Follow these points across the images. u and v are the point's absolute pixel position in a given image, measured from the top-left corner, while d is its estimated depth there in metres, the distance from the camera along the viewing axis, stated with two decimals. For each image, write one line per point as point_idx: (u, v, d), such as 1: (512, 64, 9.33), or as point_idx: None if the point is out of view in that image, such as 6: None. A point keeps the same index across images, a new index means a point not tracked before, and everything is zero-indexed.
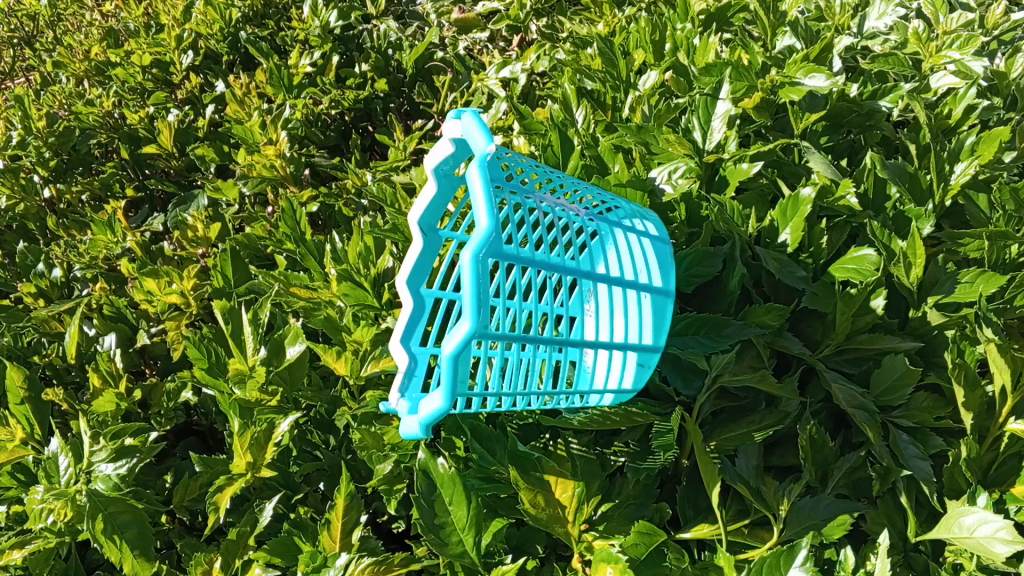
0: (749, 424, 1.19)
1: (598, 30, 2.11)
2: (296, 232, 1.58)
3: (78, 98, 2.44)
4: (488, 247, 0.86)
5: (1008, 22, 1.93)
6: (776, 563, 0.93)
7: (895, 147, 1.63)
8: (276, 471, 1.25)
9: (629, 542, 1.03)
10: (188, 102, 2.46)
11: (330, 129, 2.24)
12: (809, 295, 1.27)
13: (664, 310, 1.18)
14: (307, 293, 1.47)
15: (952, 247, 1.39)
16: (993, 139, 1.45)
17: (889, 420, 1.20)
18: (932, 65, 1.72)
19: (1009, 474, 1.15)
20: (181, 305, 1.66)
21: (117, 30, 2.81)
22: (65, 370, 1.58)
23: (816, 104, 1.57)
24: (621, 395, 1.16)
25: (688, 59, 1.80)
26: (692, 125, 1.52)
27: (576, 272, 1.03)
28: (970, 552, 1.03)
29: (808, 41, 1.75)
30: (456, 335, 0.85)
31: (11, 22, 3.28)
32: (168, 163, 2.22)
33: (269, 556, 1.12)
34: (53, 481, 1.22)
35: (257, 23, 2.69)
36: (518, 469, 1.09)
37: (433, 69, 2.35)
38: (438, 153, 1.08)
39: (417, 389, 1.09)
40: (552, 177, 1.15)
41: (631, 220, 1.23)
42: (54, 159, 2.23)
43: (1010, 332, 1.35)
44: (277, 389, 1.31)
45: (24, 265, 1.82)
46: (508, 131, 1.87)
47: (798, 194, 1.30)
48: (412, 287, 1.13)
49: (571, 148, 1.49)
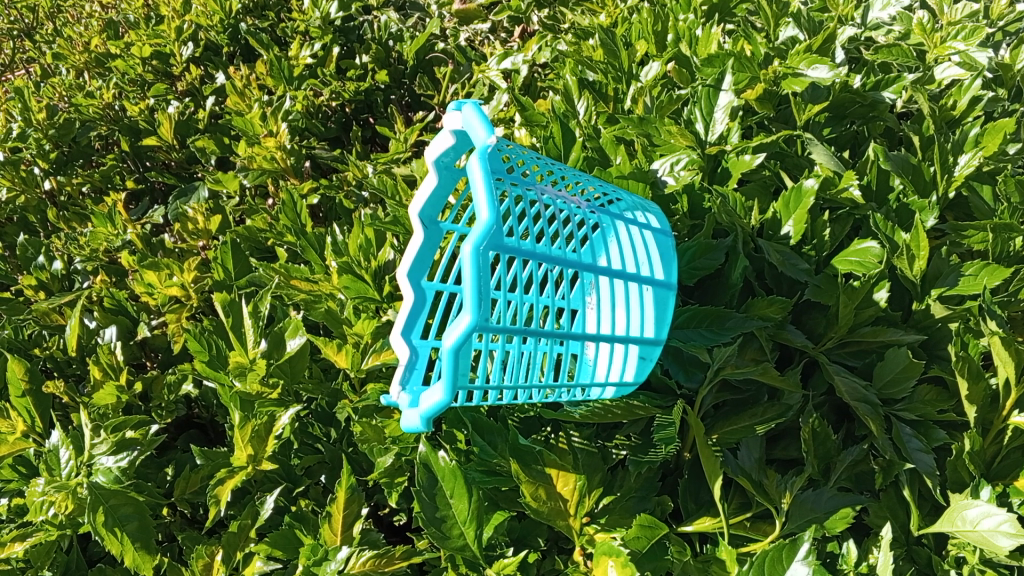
0: (752, 417, 1.18)
1: (600, 21, 2.10)
2: (296, 225, 1.57)
3: (78, 89, 2.43)
4: (489, 239, 0.85)
5: (1013, 12, 1.92)
6: (778, 556, 0.93)
7: (899, 138, 1.64)
8: (278, 464, 1.25)
9: (631, 535, 1.03)
10: (188, 94, 2.45)
11: (331, 121, 2.23)
12: (812, 288, 1.26)
13: (665, 303, 1.17)
14: (308, 286, 1.46)
15: (956, 238, 1.39)
16: (998, 130, 1.42)
17: (892, 413, 1.19)
18: (937, 56, 1.71)
19: (1012, 467, 1.14)
20: (182, 298, 1.66)
21: (117, 21, 2.80)
22: (66, 362, 1.57)
23: (819, 95, 1.54)
24: (623, 388, 1.15)
25: (690, 50, 1.78)
26: (694, 117, 1.49)
27: (578, 265, 1.02)
28: (973, 546, 1.03)
29: (812, 32, 1.73)
30: (456, 329, 0.85)
31: (11, 14, 3.27)
32: (169, 155, 2.21)
33: (270, 549, 1.13)
34: (54, 474, 1.22)
35: (257, 15, 2.67)
36: (519, 463, 1.06)
37: (434, 61, 2.33)
38: (439, 145, 1.07)
39: (418, 382, 1.09)
40: (553, 169, 1.15)
41: (632, 212, 1.22)
42: (55, 150, 2.23)
43: (1014, 325, 1.34)
44: (278, 381, 1.30)
45: (25, 258, 1.80)
46: (509, 123, 1.86)
47: (801, 185, 1.29)
48: (412, 280, 1.12)
49: (572, 140, 1.48)
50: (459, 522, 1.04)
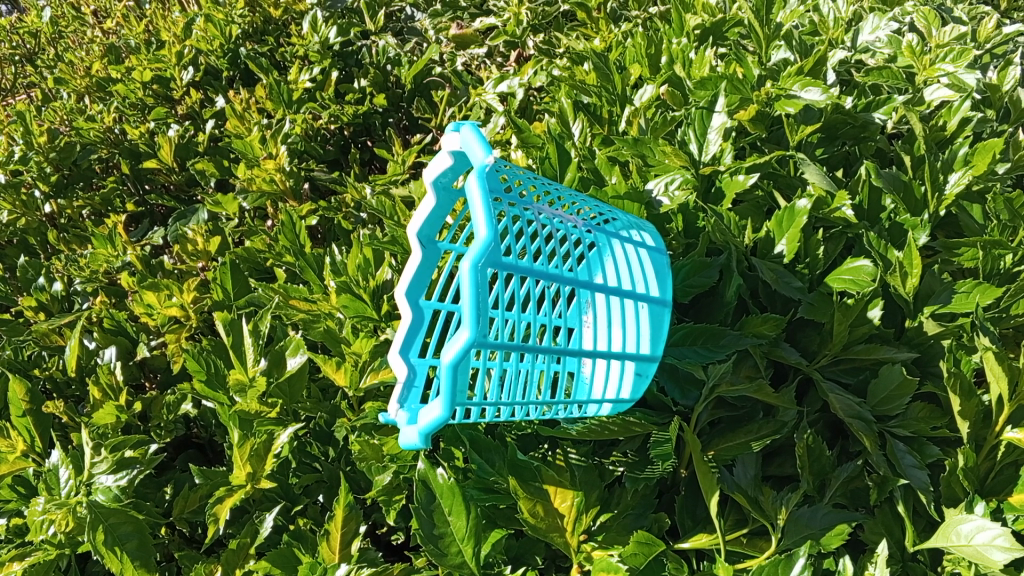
0: (747, 434, 1.19)
1: (595, 45, 2.14)
2: (295, 245, 1.60)
3: (79, 113, 2.47)
4: (488, 256, 0.87)
5: (1000, 36, 1.96)
6: (775, 570, 0.95)
7: (890, 159, 1.65)
8: (276, 482, 1.25)
9: (629, 551, 1.03)
10: (188, 117, 2.49)
11: (330, 144, 2.27)
12: (805, 306, 1.28)
13: (661, 320, 1.18)
14: (307, 305, 1.48)
15: (948, 257, 1.40)
16: (988, 151, 1.46)
17: (886, 429, 1.20)
18: (927, 78, 1.75)
19: (1005, 484, 1.15)
20: (181, 318, 1.67)
21: (118, 47, 2.84)
22: (65, 384, 1.58)
23: (812, 117, 1.60)
24: (620, 405, 1.17)
25: (684, 72, 1.82)
26: (688, 138, 1.54)
27: (576, 282, 1.03)
28: (967, 561, 1.04)
29: (803, 54, 1.78)
30: (455, 344, 0.86)
31: (13, 41, 3.33)
32: (169, 177, 2.24)
33: (269, 567, 1.12)
34: (54, 493, 1.22)
35: (257, 39, 2.72)
36: (517, 479, 1.08)
37: (432, 84, 2.37)
38: (438, 165, 1.09)
39: (417, 399, 1.10)
40: (550, 189, 1.17)
41: (628, 231, 1.23)
42: (55, 174, 2.25)
43: (1005, 342, 1.36)
44: (277, 401, 1.31)
45: (25, 279, 1.84)
46: (507, 146, 1.89)
47: (793, 205, 1.31)
48: (411, 299, 1.14)
49: (568, 161, 1.51)
50: (457, 539, 1.04)
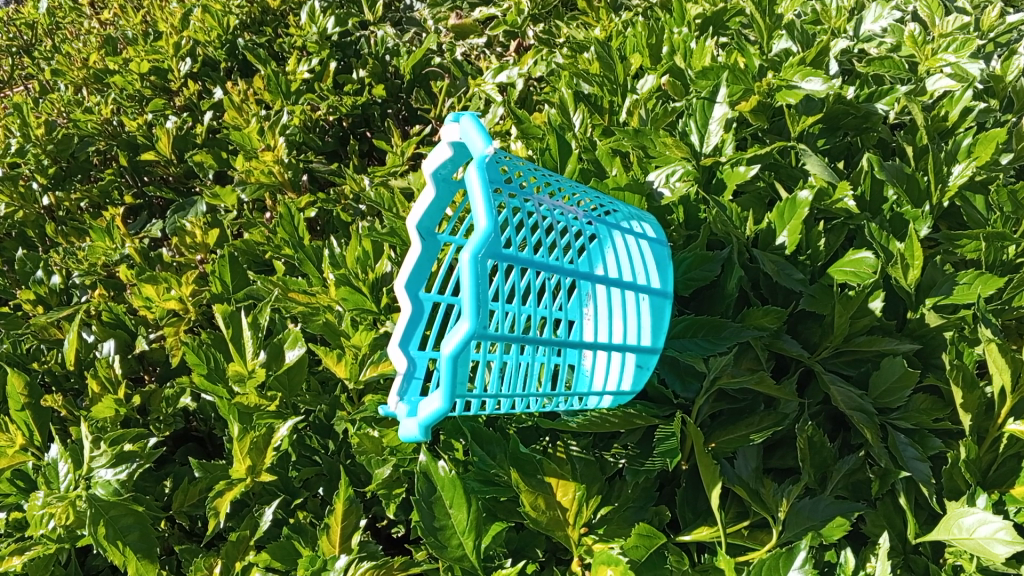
0: (747, 426, 1.19)
1: (595, 35, 2.12)
2: (294, 238, 1.57)
3: (77, 105, 2.45)
4: (488, 248, 0.86)
5: (1003, 25, 1.94)
6: (776, 565, 0.94)
7: (892, 150, 1.64)
8: (276, 476, 1.25)
9: (629, 544, 1.02)
10: (186, 109, 2.46)
11: (328, 135, 2.25)
12: (807, 298, 1.27)
13: (662, 312, 1.18)
14: (307, 298, 1.47)
15: (949, 248, 1.39)
16: (991, 140, 1.44)
17: (888, 422, 1.19)
18: (927, 68, 1.72)
19: (1008, 475, 1.14)
20: (180, 311, 1.67)
21: (116, 38, 2.82)
22: (64, 377, 1.57)
23: (813, 107, 1.58)
24: (621, 397, 1.17)
25: (684, 63, 1.80)
26: (688, 129, 1.51)
27: (576, 273, 1.03)
28: (969, 554, 1.03)
29: (804, 44, 1.75)
30: (455, 336, 0.85)
31: (11, 31, 3.30)
32: (167, 169, 2.23)
33: (269, 560, 1.12)
34: (53, 487, 1.22)
35: (255, 30, 2.71)
36: (519, 471, 1.07)
37: (431, 75, 2.35)
38: (437, 157, 1.08)
39: (417, 392, 1.09)
40: (551, 180, 1.15)
41: (629, 222, 1.22)
42: (53, 166, 2.23)
43: (1008, 333, 1.35)
44: (276, 395, 1.31)
45: (24, 272, 1.83)
46: (506, 137, 1.88)
47: (796, 196, 1.30)
48: (411, 291, 1.13)
49: (569, 152, 1.49)
50: (458, 532, 1.04)
